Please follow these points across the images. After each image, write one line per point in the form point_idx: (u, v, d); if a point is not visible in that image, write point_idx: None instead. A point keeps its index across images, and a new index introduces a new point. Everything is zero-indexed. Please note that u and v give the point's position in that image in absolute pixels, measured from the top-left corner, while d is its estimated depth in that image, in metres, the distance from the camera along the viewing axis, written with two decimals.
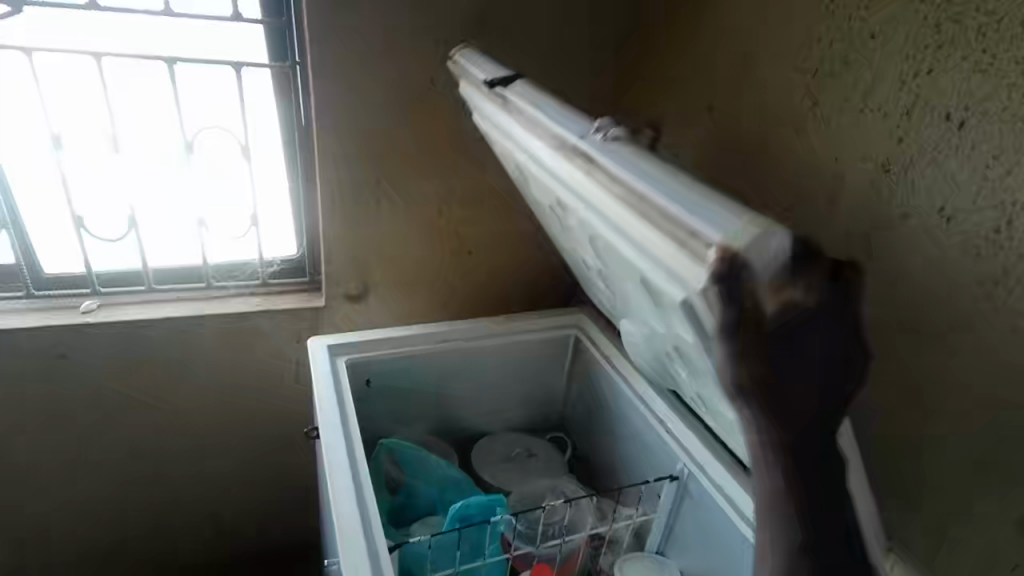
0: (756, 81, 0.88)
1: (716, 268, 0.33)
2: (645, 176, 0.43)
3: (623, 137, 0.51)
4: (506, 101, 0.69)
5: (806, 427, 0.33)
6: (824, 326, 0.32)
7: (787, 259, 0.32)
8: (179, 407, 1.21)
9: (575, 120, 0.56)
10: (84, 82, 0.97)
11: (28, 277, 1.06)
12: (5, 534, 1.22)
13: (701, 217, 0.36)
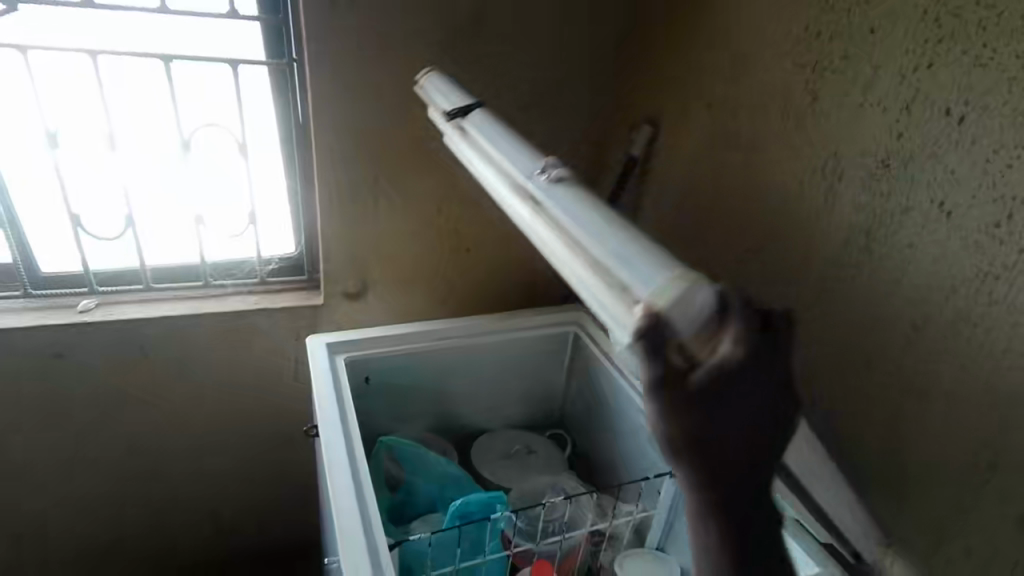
0: (755, 80, 0.88)
1: (640, 324, 0.33)
2: (586, 227, 0.45)
3: (566, 177, 0.52)
4: (466, 135, 0.70)
5: (739, 481, 0.33)
6: (753, 379, 0.32)
7: (708, 312, 0.33)
8: (178, 405, 1.21)
9: (523, 156, 0.58)
10: (79, 79, 0.96)
11: (26, 276, 1.06)
12: (3, 532, 1.21)
13: (634, 273, 0.39)
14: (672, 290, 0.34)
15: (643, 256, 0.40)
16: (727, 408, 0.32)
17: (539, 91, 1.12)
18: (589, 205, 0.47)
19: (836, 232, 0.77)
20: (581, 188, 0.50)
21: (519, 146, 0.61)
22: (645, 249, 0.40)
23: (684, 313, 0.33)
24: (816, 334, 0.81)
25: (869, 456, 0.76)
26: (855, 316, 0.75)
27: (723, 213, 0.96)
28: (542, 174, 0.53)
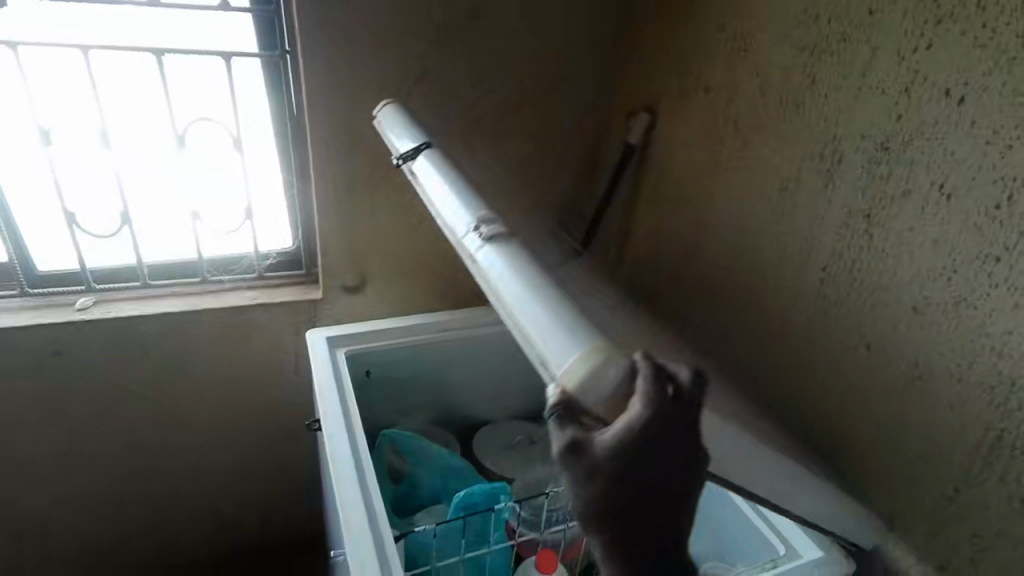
0: (752, 67, 0.87)
1: (558, 400, 0.43)
2: (513, 293, 0.51)
3: (498, 233, 0.58)
4: (416, 180, 0.74)
5: (645, 524, 0.43)
6: (657, 440, 0.42)
7: (619, 383, 0.42)
8: (178, 401, 1.21)
9: (462, 207, 0.63)
10: (69, 75, 0.95)
11: (22, 275, 1.05)
12: (2, 528, 1.21)
13: (553, 342, 0.44)
14: (586, 368, 0.41)
15: (561, 321, 0.46)
16: (637, 464, 0.42)
17: (536, 82, 1.11)
18: (517, 266, 0.53)
19: (837, 216, 0.76)
20: (512, 247, 0.56)
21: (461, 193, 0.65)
22: (560, 316, 0.46)
23: (594, 388, 0.41)
24: (816, 320, 0.81)
25: (869, 442, 0.76)
26: (857, 299, 0.75)
27: (716, 202, 0.96)
28: (477, 231, 0.58)
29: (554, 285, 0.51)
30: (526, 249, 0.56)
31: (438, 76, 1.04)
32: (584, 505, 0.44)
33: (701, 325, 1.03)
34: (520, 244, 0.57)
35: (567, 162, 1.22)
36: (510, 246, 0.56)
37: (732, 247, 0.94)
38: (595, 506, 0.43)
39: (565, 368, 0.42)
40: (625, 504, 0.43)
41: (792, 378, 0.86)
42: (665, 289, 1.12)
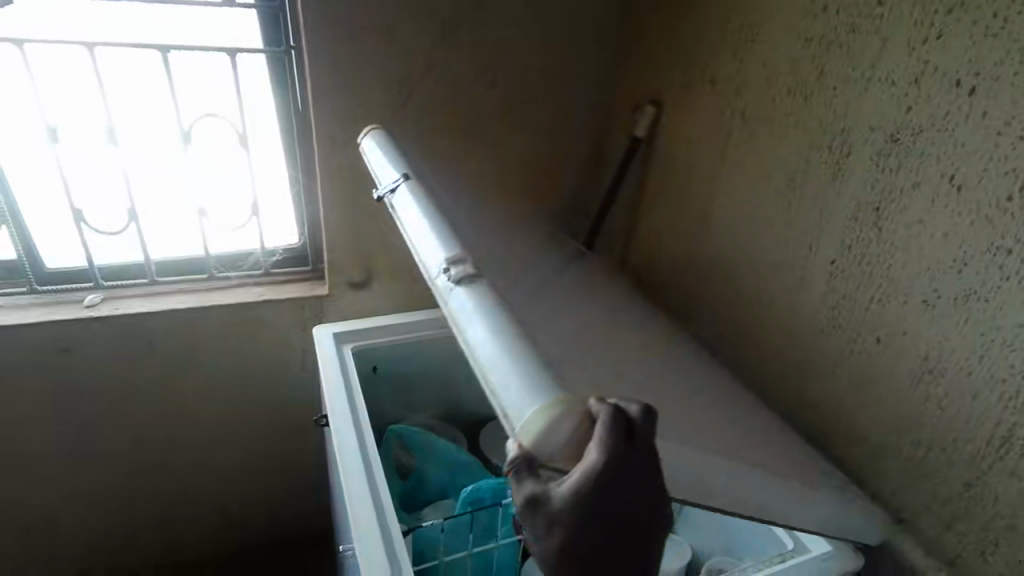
0: (759, 59, 0.86)
1: (517, 457, 0.41)
2: (477, 340, 0.50)
3: (468, 275, 0.57)
4: (396, 215, 0.73)
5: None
6: (618, 481, 0.39)
7: (575, 431, 0.40)
8: (186, 398, 1.22)
9: (438, 243, 0.63)
10: (74, 72, 0.95)
11: (31, 272, 1.06)
12: (12, 525, 1.22)
13: (510, 393, 0.44)
14: (543, 420, 0.40)
15: (522, 369, 0.45)
16: (598, 512, 0.39)
17: (542, 75, 1.11)
18: (485, 309, 0.52)
19: (845, 209, 0.76)
20: (482, 290, 0.55)
21: (438, 227, 0.65)
22: (521, 367, 0.45)
23: (554, 437, 0.40)
24: (824, 313, 0.81)
25: (877, 436, 0.76)
26: (866, 292, 0.74)
27: (723, 196, 0.96)
28: (447, 273, 0.58)
29: (520, 332, 0.50)
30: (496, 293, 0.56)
31: (443, 71, 1.04)
32: (545, 561, 0.40)
33: (707, 321, 1.03)
34: (490, 287, 0.57)
35: (573, 155, 1.22)
36: (479, 288, 0.56)
37: (737, 242, 0.94)
38: (556, 560, 0.40)
39: (523, 424, 0.41)
40: (590, 555, 0.39)
41: (799, 372, 0.86)
42: (670, 283, 1.11)
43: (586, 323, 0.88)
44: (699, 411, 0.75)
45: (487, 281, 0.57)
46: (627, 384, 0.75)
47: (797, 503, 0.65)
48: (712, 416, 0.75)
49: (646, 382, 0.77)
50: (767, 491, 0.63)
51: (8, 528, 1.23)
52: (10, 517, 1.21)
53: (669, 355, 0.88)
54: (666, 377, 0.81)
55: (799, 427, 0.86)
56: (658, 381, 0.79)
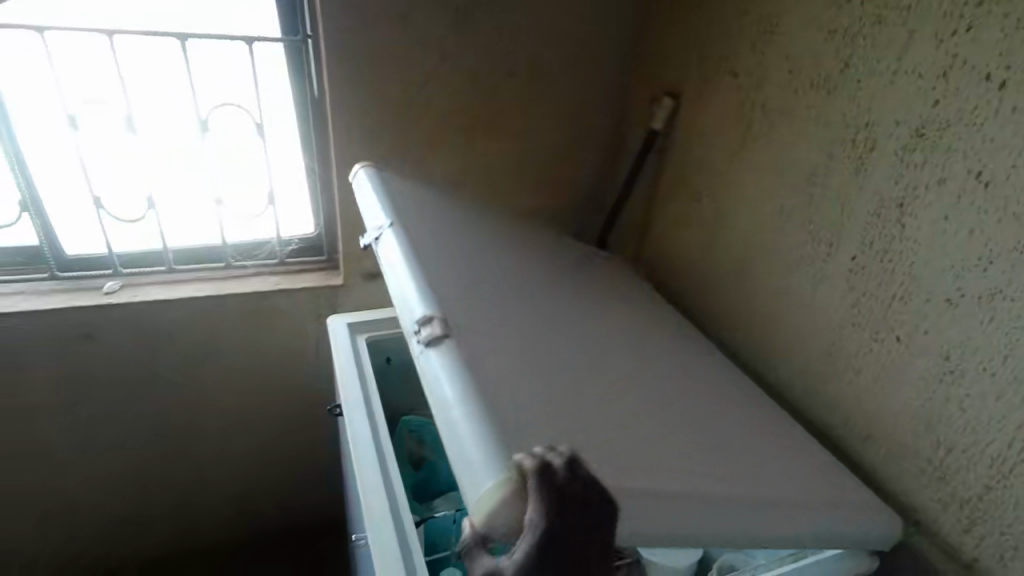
0: (781, 51, 0.85)
1: (472, 537, 0.48)
2: (441, 405, 0.56)
3: (437, 337, 0.63)
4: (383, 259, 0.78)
5: None
6: (555, 539, 0.46)
7: (516, 503, 0.47)
8: (203, 387, 1.23)
9: (415, 299, 0.68)
10: (94, 61, 0.95)
11: (51, 258, 1.07)
12: (31, 508, 1.25)
13: (463, 466, 0.50)
14: (494, 495, 0.47)
15: (476, 439, 0.51)
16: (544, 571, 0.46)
17: (557, 65, 1.10)
18: (450, 374, 0.58)
19: (868, 203, 0.74)
20: (449, 353, 0.61)
21: (415, 283, 0.70)
22: (473, 437, 0.51)
23: (501, 514, 0.47)
24: (843, 310, 0.79)
25: (895, 435, 0.74)
26: (887, 290, 0.73)
27: (738, 189, 0.95)
28: (418, 334, 0.64)
29: (479, 395, 0.56)
30: (466, 350, 0.62)
31: (458, 61, 1.03)
32: None
33: (723, 317, 1.02)
34: (459, 345, 0.62)
35: (586, 144, 1.21)
36: (448, 349, 0.61)
37: (756, 237, 0.92)
38: None
39: (475, 503, 0.48)
40: None
41: (815, 367, 0.85)
42: (685, 278, 1.11)
43: (599, 317, 0.86)
44: (712, 410, 0.74)
45: (455, 340, 0.63)
46: (633, 380, 0.73)
47: (811, 510, 0.63)
48: (726, 414, 0.74)
49: (659, 379, 0.76)
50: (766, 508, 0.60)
51: (26, 512, 1.25)
52: (31, 500, 1.24)
53: (685, 350, 0.88)
54: (680, 374, 0.80)
55: (815, 422, 0.86)
56: (671, 378, 0.78)
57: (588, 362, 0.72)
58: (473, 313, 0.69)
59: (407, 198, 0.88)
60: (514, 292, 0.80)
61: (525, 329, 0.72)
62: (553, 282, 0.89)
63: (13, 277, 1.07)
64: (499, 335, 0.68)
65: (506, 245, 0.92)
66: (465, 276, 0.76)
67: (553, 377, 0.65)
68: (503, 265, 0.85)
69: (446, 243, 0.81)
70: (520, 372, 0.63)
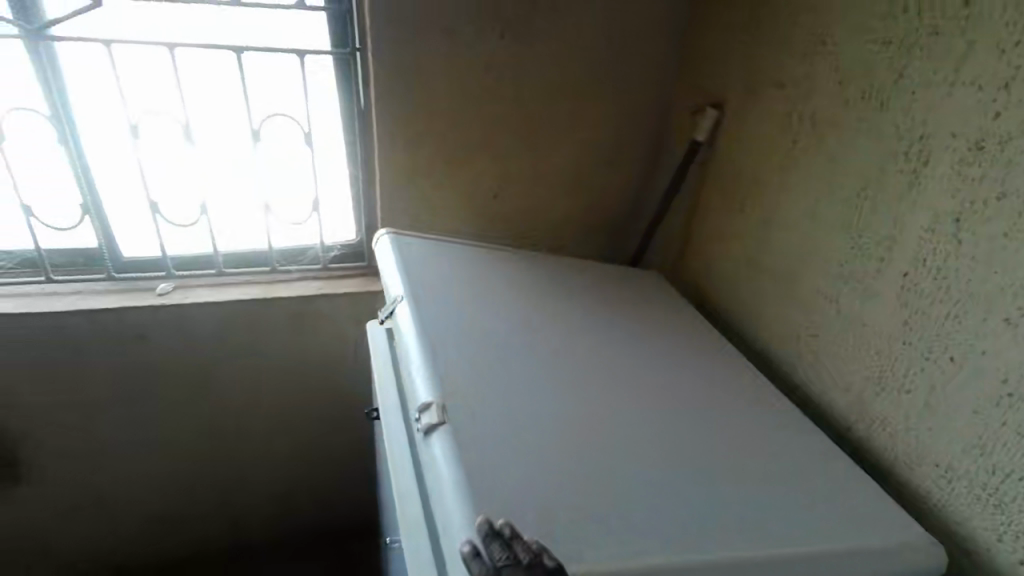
0: (831, 62, 0.83)
1: None
2: (437, 502, 0.57)
3: (436, 422, 0.63)
4: (399, 331, 0.80)
5: None
6: None
7: None
8: (248, 388, 1.27)
9: (418, 381, 0.69)
10: (155, 72, 1.00)
11: (109, 260, 1.13)
12: (63, 500, 1.31)
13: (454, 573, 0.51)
14: None
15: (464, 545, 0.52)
16: None
17: (598, 77, 1.10)
18: (444, 468, 0.58)
19: (922, 217, 0.72)
20: (445, 443, 0.61)
21: (421, 361, 0.71)
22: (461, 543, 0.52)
23: None
24: (894, 328, 0.77)
25: (949, 460, 0.71)
26: (941, 308, 0.70)
27: (781, 202, 0.94)
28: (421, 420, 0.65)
29: (471, 494, 0.56)
30: (463, 436, 0.61)
31: (501, 72, 1.04)
32: None
33: (764, 331, 1.00)
34: (456, 429, 0.62)
35: (626, 155, 1.22)
36: (444, 436, 0.61)
37: (800, 252, 0.91)
38: None
39: None
40: None
41: (861, 384, 0.83)
42: (725, 291, 1.09)
43: (626, 355, 0.84)
44: (744, 435, 0.73)
45: (452, 427, 0.62)
46: (655, 428, 0.71)
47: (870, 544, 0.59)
48: (764, 439, 0.73)
49: (689, 414, 0.75)
50: (800, 542, 0.58)
51: (59, 504, 1.31)
52: (62, 492, 1.29)
53: (725, 368, 0.87)
54: (712, 399, 0.79)
55: (863, 437, 0.83)
56: (700, 408, 0.77)
57: (602, 427, 0.69)
58: (477, 390, 0.69)
59: (425, 266, 0.91)
60: (527, 353, 0.78)
61: (537, 398, 0.70)
62: (576, 335, 0.86)
63: (74, 277, 1.12)
64: (504, 412, 0.66)
65: (527, 301, 0.91)
66: (473, 348, 0.76)
67: (557, 457, 0.62)
68: (519, 326, 0.84)
69: (457, 313, 0.82)
70: (524, 459, 0.61)
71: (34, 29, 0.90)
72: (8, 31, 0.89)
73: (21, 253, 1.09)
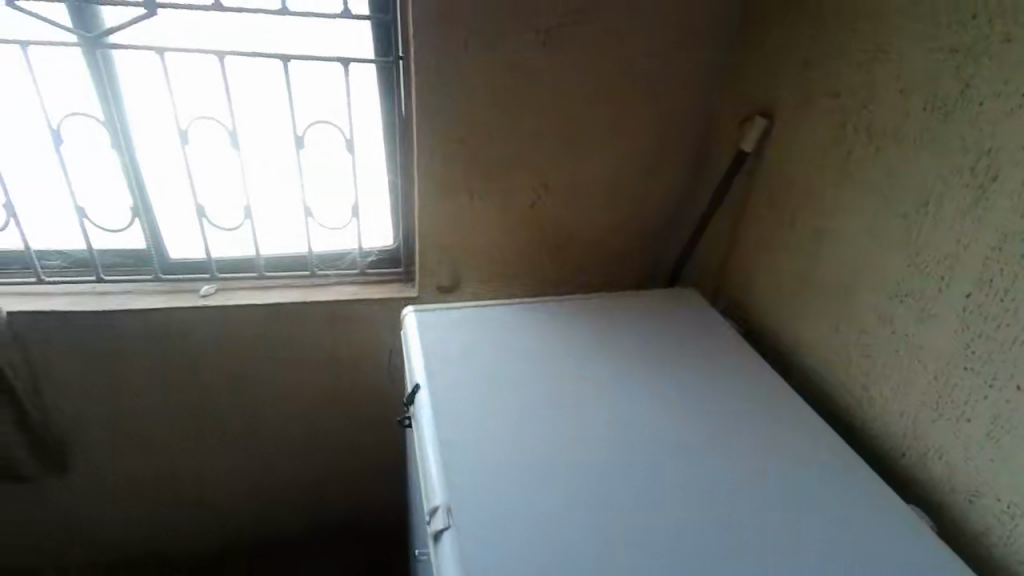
0: (892, 72, 0.79)
1: None
2: None
3: (442, 528, 0.66)
4: (414, 415, 0.83)
5: None
6: None
7: None
8: (284, 388, 1.29)
9: (431, 479, 0.72)
10: (205, 79, 1.02)
11: (157, 261, 1.16)
12: (107, 487, 1.36)
13: None
14: None
15: None
16: None
17: (641, 85, 1.08)
18: None
19: (989, 236, 0.68)
20: (452, 551, 0.64)
21: (433, 454, 0.74)
22: None
23: None
24: (955, 352, 0.72)
25: (1013, 495, 0.67)
26: (1008, 332, 0.66)
27: (832, 220, 0.90)
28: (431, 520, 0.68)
29: None
30: (467, 544, 0.64)
31: (544, 80, 1.03)
32: None
33: (813, 350, 0.96)
34: (460, 537, 0.65)
35: (670, 164, 1.19)
36: (450, 545, 0.64)
37: (852, 271, 0.87)
38: None
39: None
40: None
41: (917, 411, 0.78)
42: (770, 307, 1.05)
43: (657, 408, 0.84)
44: (770, 501, 0.71)
45: (458, 531, 0.65)
46: (671, 499, 0.71)
47: None
48: (791, 502, 0.71)
49: (718, 484, 0.73)
50: None
51: (102, 490, 1.36)
52: (108, 480, 1.34)
53: (768, 420, 0.83)
54: (745, 457, 0.77)
55: (915, 459, 0.79)
56: (745, 475, 0.74)
57: (615, 510, 0.69)
58: (487, 483, 0.71)
59: (447, 338, 0.93)
60: (545, 424, 0.79)
61: (550, 484, 0.71)
62: (598, 395, 0.85)
63: (123, 278, 1.16)
64: (515, 509, 0.68)
65: (555, 361, 0.90)
66: (490, 432, 0.77)
67: (566, 557, 0.64)
68: (554, 398, 0.84)
69: (480, 392, 0.83)
70: (528, 558, 0.63)
71: (91, 38, 0.93)
72: (67, 39, 0.93)
73: (74, 253, 1.14)
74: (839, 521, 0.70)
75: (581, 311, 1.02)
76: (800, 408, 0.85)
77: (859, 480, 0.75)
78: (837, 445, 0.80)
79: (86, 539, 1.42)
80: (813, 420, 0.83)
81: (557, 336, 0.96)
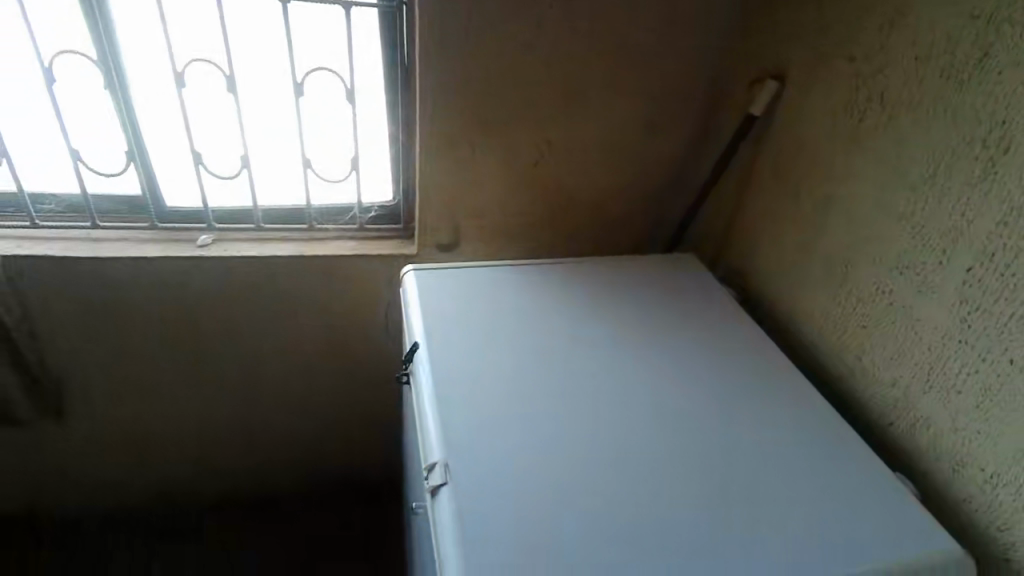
0: (910, 36, 0.77)
1: None
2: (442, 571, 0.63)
3: (439, 485, 0.68)
4: (414, 373, 0.84)
5: None
6: None
7: None
8: (281, 341, 1.30)
9: (429, 436, 0.73)
10: (202, 19, 0.99)
11: (153, 209, 1.14)
12: (104, 433, 1.37)
13: None
14: None
15: None
16: None
17: (651, 43, 1.05)
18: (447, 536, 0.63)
19: (995, 210, 0.67)
20: (448, 507, 0.65)
21: (431, 412, 0.75)
22: None
23: None
24: (951, 325, 0.73)
25: (997, 465, 0.68)
26: (1006, 307, 0.66)
27: (840, 188, 0.89)
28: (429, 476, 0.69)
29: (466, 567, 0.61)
30: (462, 502, 0.66)
31: (552, 35, 1.01)
32: None
33: (811, 319, 0.96)
34: (456, 495, 0.66)
35: (677, 127, 1.16)
36: (446, 502, 0.66)
37: (855, 241, 0.86)
38: None
39: None
40: None
41: (909, 382, 0.79)
42: (772, 275, 1.05)
43: (653, 374, 0.84)
44: (760, 471, 0.72)
45: (454, 488, 0.67)
46: (664, 464, 0.72)
47: None
48: (782, 471, 0.73)
49: (710, 451, 0.74)
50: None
51: (100, 436, 1.38)
52: (106, 426, 1.36)
53: (767, 395, 0.82)
54: (738, 425, 0.78)
55: (904, 428, 0.80)
56: (737, 442, 0.76)
57: (606, 478, 0.69)
58: (483, 443, 0.72)
59: (446, 297, 0.92)
60: (542, 386, 0.80)
61: (544, 446, 0.72)
62: (595, 361, 0.85)
63: (118, 225, 1.15)
64: (509, 468, 0.69)
65: (554, 323, 0.90)
66: (487, 392, 0.78)
67: (558, 516, 0.65)
68: (552, 360, 0.84)
69: (477, 352, 0.83)
70: (523, 516, 0.65)
71: None
72: None
73: (69, 197, 1.12)
74: (828, 495, 0.70)
75: (582, 275, 1.01)
76: (805, 386, 0.84)
77: (851, 451, 0.76)
78: (836, 421, 0.79)
79: (90, 483, 1.46)
80: (812, 394, 0.83)
81: (557, 299, 0.95)
